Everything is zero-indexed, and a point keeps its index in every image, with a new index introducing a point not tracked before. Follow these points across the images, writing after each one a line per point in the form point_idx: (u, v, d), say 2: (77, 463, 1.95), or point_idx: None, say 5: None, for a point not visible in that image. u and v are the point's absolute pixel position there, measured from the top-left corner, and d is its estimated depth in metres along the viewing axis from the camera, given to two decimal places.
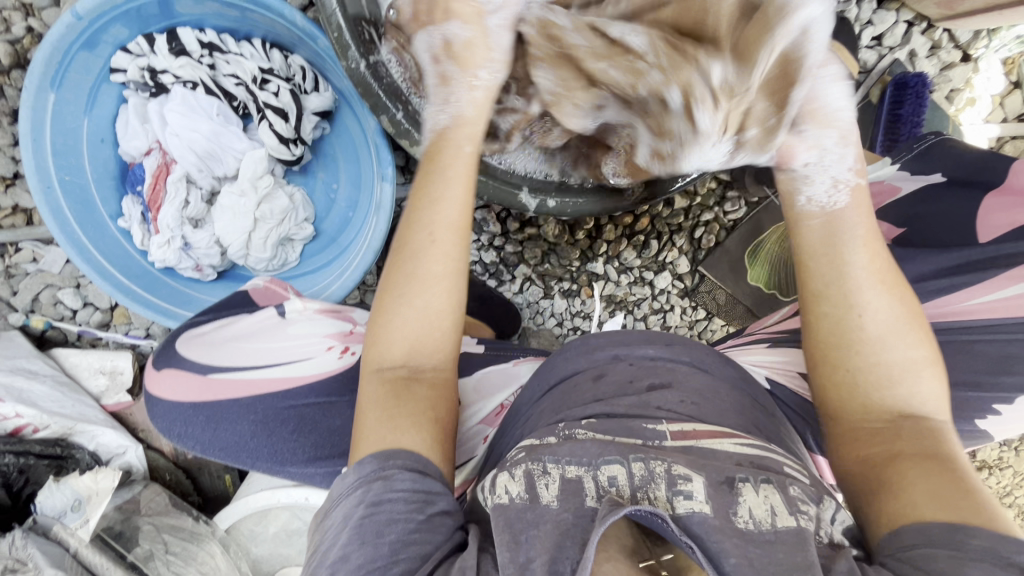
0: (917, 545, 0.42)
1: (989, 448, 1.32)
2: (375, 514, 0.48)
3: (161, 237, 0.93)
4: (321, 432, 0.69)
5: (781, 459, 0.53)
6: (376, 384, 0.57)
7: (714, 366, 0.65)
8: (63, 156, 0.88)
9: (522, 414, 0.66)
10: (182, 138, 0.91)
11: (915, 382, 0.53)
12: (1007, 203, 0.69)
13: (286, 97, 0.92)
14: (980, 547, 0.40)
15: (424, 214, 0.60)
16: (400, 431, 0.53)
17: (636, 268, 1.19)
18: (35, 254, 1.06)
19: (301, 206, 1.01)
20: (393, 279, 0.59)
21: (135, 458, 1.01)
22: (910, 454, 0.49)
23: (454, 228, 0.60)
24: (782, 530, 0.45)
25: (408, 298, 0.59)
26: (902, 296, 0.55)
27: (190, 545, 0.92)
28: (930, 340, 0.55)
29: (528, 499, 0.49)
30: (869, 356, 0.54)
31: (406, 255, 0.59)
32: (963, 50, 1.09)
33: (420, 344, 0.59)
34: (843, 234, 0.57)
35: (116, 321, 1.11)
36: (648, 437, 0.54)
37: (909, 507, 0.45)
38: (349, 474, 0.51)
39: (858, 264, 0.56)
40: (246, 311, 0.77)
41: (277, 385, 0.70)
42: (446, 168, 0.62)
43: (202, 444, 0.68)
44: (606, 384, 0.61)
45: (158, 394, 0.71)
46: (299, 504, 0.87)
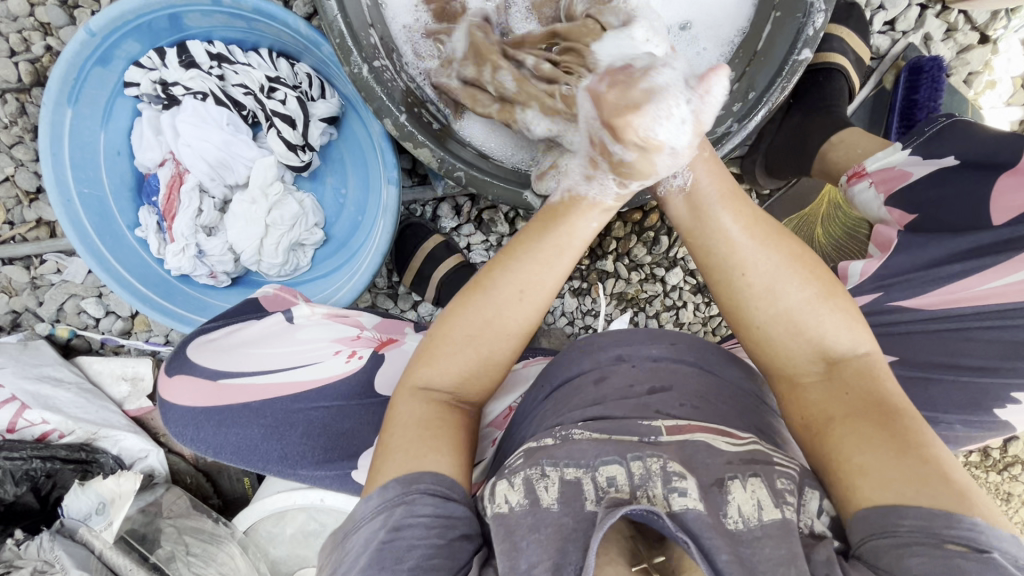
0: (864, 540, 0.44)
1: (1022, 442, 1.27)
2: (396, 540, 0.49)
3: (177, 245, 0.95)
4: (330, 435, 0.70)
5: (767, 451, 0.53)
6: (418, 404, 0.58)
7: (719, 365, 0.64)
8: (81, 169, 0.91)
9: (525, 416, 0.66)
10: (194, 148, 0.93)
11: (818, 321, 0.56)
12: (1017, 183, 0.66)
13: (293, 105, 0.93)
14: (913, 528, 0.43)
15: (524, 272, 0.59)
16: (435, 455, 0.54)
17: (647, 265, 1.18)
18: (58, 265, 1.10)
19: (310, 211, 1.02)
20: (468, 313, 0.60)
21: (156, 462, 1.02)
22: (841, 417, 0.52)
23: (548, 294, 0.61)
24: (768, 523, 0.46)
25: (475, 339, 0.60)
26: (779, 240, 0.57)
27: (210, 546, 0.95)
28: (819, 273, 0.57)
29: (528, 504, 0.49)
30: (766, 311, 0.57)
31: (487, 297, 0.60)
32: (981, 32, 1.05)
33: (471, 377, 0.61)
34: (706, 201, 0.59)
35: (136, 329, 1.14)
36: (644, 432, 0.54)
37: (854, 490, 0.47)
38: (370, 498, 0.52)
39: (730, 227, 0.58)
40: (254, 318, 0.78)
41: (286, 388, 0.71)
42: (565, 231, 0.61)
43: (214, 449, 0.68)
44: (607, 386, 0.60)
45: (170, 399, 0.72)
46: (315, 504, 0.88)
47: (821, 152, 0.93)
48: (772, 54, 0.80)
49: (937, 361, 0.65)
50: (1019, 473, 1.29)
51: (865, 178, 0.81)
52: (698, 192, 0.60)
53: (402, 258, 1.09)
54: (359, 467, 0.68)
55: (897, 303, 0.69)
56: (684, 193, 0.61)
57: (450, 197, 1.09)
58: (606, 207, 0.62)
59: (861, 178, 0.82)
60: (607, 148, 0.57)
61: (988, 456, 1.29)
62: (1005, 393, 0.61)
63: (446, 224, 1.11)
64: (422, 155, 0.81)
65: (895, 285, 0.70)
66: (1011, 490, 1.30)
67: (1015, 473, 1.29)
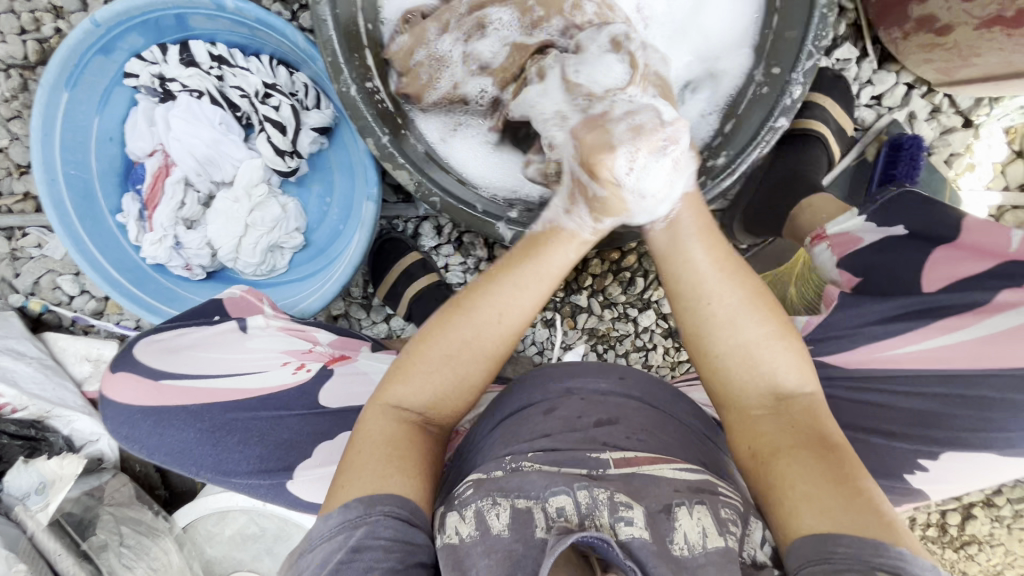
0: (802, 564, 0.46)
1: (979, 522, 1.27)
2: (353, 561, 0.49)
3: (154, 235, 0.97)
4: (267, 445, 0.66)
5: (714, 482, 0.54)
6: (385, 421, 0.59)
7: (667, 402, 0.65)
8: (71, 152, 0.93)
9: (472, 443, 0.66)
10: (184, 143, 0.95)
11: (767, 359, 0.57)
12: (957, 257, 0.68)
13: (286, 112, 0.95)
14: (846, 555, 0.45)
15: (501, 293, 0.60)
16: (401, 476, 0.55)
17: (621, 304, 1.20)
18: (40, 240, 1.11)
19: (293, 216, 1.04)
20: (441, 333, 0.60)
21: (108, 447, 1.02)
22: (787, 447, 0.53)
23: (526, 316, 0.60)
24: (711, 551, 0.46)
25: (450, 357, 0.60)
26: (744, 277, 0.59)
27: (145, 539, 0.92)
28: (776, 312, 0.59)
29: (479, 533, 0.48)
30: (725, 346, 0.58)
31: (463, 319, 0.60)
32: (964, 116, 1.08)
33: (445, 398, 0.61)
34: (684, 230, 0.61)
35: (109, 311, 1.15)
36: (593, 466, 0.54)
37: (794, 518, 0.49)
38: (330, 515, 0.52)
39: (698, 258, 0.59)
40: (203, 322, 0.77)
41: (230, 395, 0.69)
42: (545, 260, 0.61)
43: (149, 450, 0.65)
44: (556, 418, 0.60)
45: (112, 397, 0.68)
46: (257, 508, 0.94)
47: (790, 215, 0.95)
48: (751, 116, 0.84)
49: (855, 424, 0.66)
50: (973, 554, 1.28)
51: (825, 240, 0.84)
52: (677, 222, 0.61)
53: (378, 271, 1.12)
54: (295, 479, 0.64)
55: (830, 356, 0.70)
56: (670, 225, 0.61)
57: (433, 217, 1.11)
58: (584, 241, 0.63)
59: (822, 240, 0.84)
60: (585, 189, 0.60)
61: (945, 532, 1.29)
62: (913, 459, 0.64)
63: (426, 243, 1.13)
64: (400, 176, 0.81)
65: (829, 342, 0.71)
66: (965, 570, 1.29)
67: (971, 553, 1.28)
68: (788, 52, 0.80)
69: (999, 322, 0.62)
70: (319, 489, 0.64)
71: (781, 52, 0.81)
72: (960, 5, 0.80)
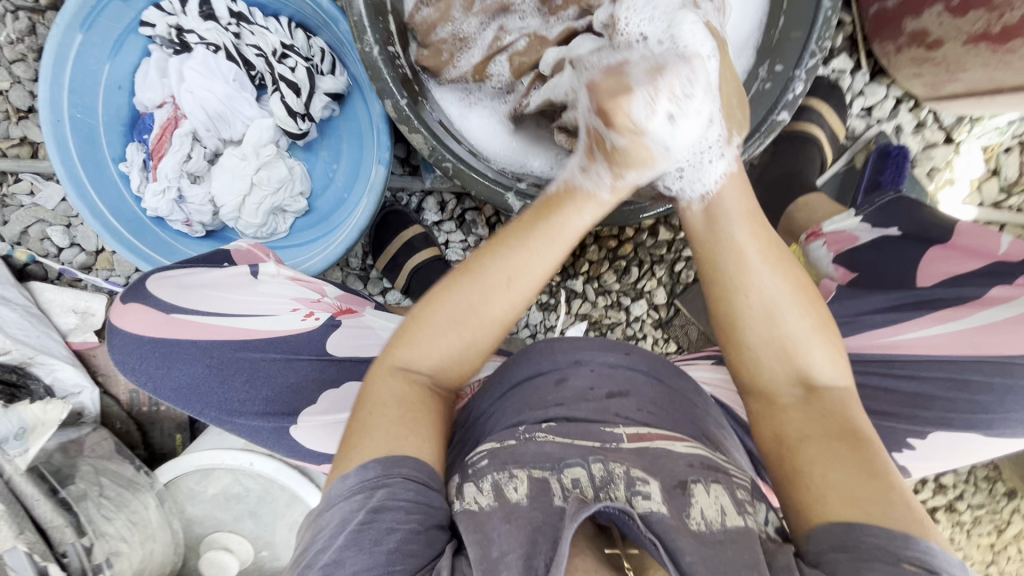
0: (823, 549, 0.46)
1: (942, 524, 1.32)
2: (373, 523, 0.48)
3: (158, 185, 0.96)
4: (272, 387, 0.67)
5: (727, 466, 0.56)
6: (395, 384, 0.57)
7: (672, 377, 0.68)
8: (79, 95, 0.92)
9: (482, 413, 0.67)
10: (196, 95, 0.95)
11: (807, 352, 0.58)
12: (949, 256, 0.74)
13: (302, 74, 0.96)
14: (874, 545, 0.44)
15: (517, 255, 0.57)
16: (415, 441, 0.53)
17: (615, 292, 1.22)
18: (33, 187, 1.09)
19: (298, 179, 1.04)
20: (453, 295, 0.58)
21: (89, 401, 1.01)
22: (817, 436, 0.53)
23: (539, 281, 0.59)
24: (731, 529, 0.48)
25: (458, 321, 0.58)
26: (787, 267, 0.59)
27: (126, 491, 0.90)
28: (818, 306, 0.59)
29: (496, 501, 0.50)
30: (767, 336, 0.58)
31: (476, 281, 0.58)
32: (946, 132, 1.15)
33: (453, 363, 0.59)
34: (723, 214, 0.62)
35: (98, 266, 1.13)
36: (606, 439, 0.57)
37: (818, 505, 0.49)
38: (349, 476, 0.51)
39: (743, 245, 0.60)
40: (215, 266, 0.77)
41: (236, 334, 0.69)
42: (558, 218, 0.59)
43: (154, 382, 0.67)
44: (567, 388, 0.63)
45: (121, 326, 0.69)
46: (244, 468, 0.92)
47: (788, 212, 1.01)
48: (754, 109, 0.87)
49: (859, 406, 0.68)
50: None
51: (820, 238, 0.87)
52: (717, 205, 0.62)
53: (379, 242, 1.13)
54: (298, 424, 0.67)
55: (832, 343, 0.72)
56: (707, 205, 0.63)
57: (437, 192, 1.12)
58: (600, 202, 0.61)
59: (817, 238, 0.87)
60: (604, 141, 0.58)
61: None
62: (902, 438, 0.67)
63: (429, 218, 1.15)
64: (415, 140, 0.83)
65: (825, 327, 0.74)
66: None
67: None
68: (791, 49, 0.84)
69: (988, 315, 0.66)
70: (318, 437, 0.67)
71: (785, 49, 0.85)
72: (951, 20, 0.85)
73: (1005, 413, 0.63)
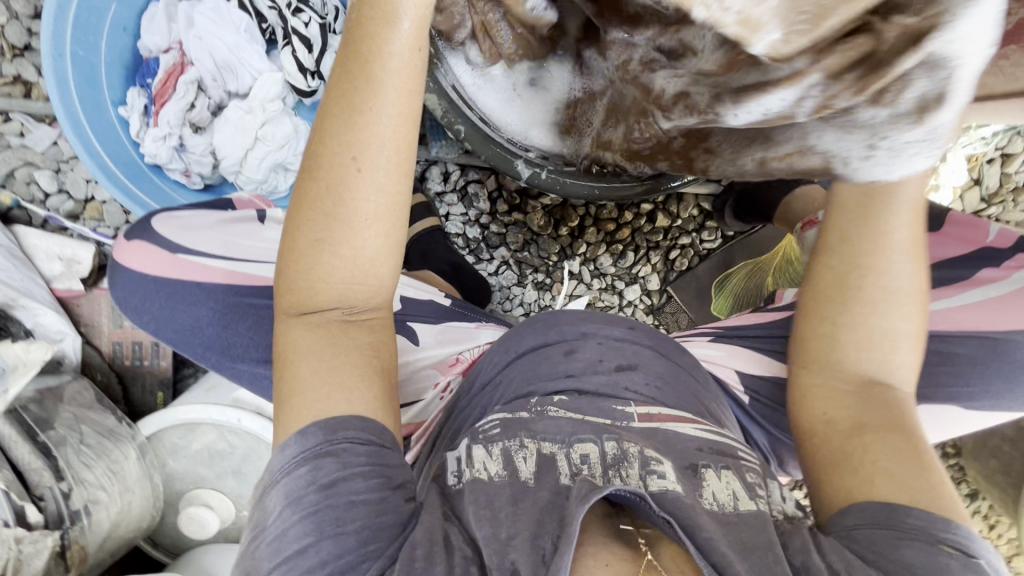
0: (861, 525, 0.52)
1: None
2: (330, 497, 0.47)
3: (159, 132, 0.93)
4: (277, 335, 0.65)
5: (733, 445, 0.59)
6: (306, 331, 0.53)
7: (675, 353, 0.71)
8: (83, 31, 0.89)
9: (488, 380, 0.68)
10: (206, 42, 0.94)
11: (893, 353, 0.62)
12: (938, 243, 0.78)
13: (315, 31, 0.95)
14: (916, 526, 0.50)
15: (342, 143, 0.49)
16: (346, 390, 0.51)
17: (609, 276, 1.24)
18: (23, 128, 1.06)
19: (302, 138, 1.01)
20: (307, 216, 0.51)
21: (71, 348, 0.98)
22: (875, 425, 0.59)
23: (388, 150, 0.50)
24: (744, 513, 0.51)
25: (326, 242, 0.51)
26: (917, 269, 0.60)
27: (106, 441, 0.87)
28: (921, 313, 0.62)
29: (506, 475, 0.52)
30: (869, 326, 0.61)
31: (319, 191, 0.50)
32: None
33: (352, 286, 0.54)
34: (878, 200, 0.56)
35: (86, 215, 1.10)
36: (617, 416, 0.58)
37: (868, 486, 0.55)
38: (287, 447, 0.50)
39: (891, 234, 0.58)
40: (221, 209, 0.72)
41: (243, 280, 0.67)
42: (375, 64, 0.47)
43: (156, 323, 0.66)
44: (578, 360, 0.64)
45: (125, 263, 0.68)
46: (231, 424, 0.90)
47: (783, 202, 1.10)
48: None
49: None
50: None
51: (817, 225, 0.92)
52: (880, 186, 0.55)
53: None
54: None
55: None
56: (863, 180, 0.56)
57: (442, 162, 1.13)
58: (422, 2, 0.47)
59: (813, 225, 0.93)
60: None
61: None
62: None
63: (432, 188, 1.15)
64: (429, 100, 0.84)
65: None
66: None
67: None
68: None
69: (982, 292, 0.72)
70: None
71: None
72: None
73: (982, 387, 0.68)
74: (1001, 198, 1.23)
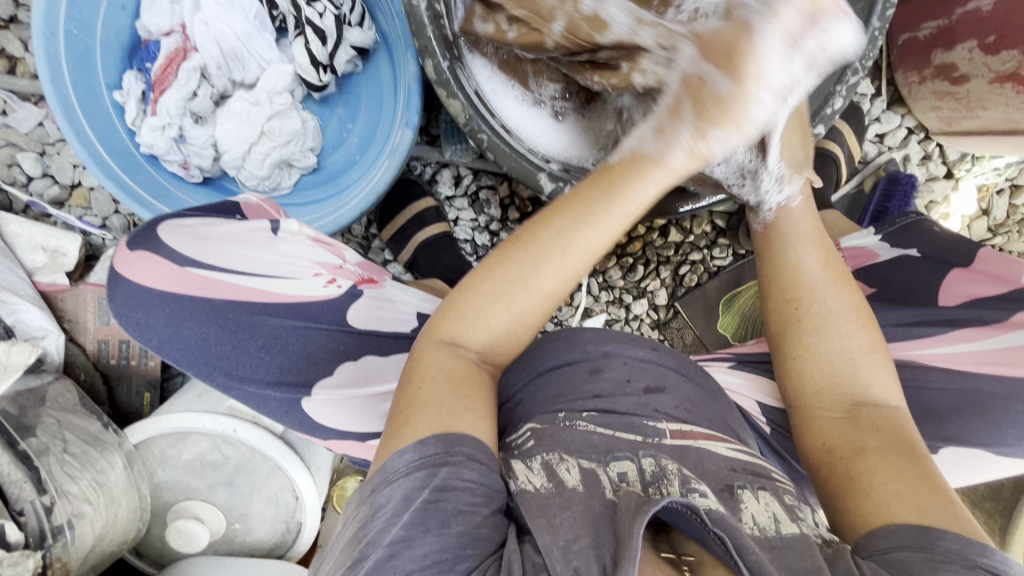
0: (893, 548, 0.46)
1: None
2: (442, 502, 0.44)
3: (157, 121, 0.88)
4: (290, 354, 0.63)
5: (765, 466, 0.57)
6: (444, 360, 0.53)
7: (698, 377, 0.68)
8: (78, 8, 0.83)
9: (506, 402, 0.64)
10: (211, 28, 0.88)
11: (862, 368, 0.62)
12: (969, 280, 0.81)
13: (330, 22, 0.89)
14: (950, 549, 0.45)
15: (569, 229, 0.52)
16: (471, 416, 0.49)
17: (618, 288, 1.22)
18: (5, 106, 0.98)
19: (310, 134, 0.97)
20: (500, 270, 0.53)
21: (54, 347, 0.92)
22: (874, 447, 0.56)
23: (589, 257, 0.53)
24: (787, 535, 0.46)
25: (506, 297, 0.53)
26: (846, 286, 0.66)
27: (92, 450, 0.83)
28: (871, 327, 0.64)
29: (552, 486, 0.47)
30: (825, 347, 0.63)
31: (522, 255, 0.53)
32: (948, 168, 1.19)
33: (500, 340, 0.55)
34: (787, 233, 0.69)
35: (72, 202, 1.04)
36: (648, 433, 0.56)
37: (878, 510, 0.50)
38: (403, 454, 0.46)
39: (802, 261, 0.67)
40: (233, 218, 0.69)
41: (257, 296, 0.64)
42: (618, 193, 0.53)
43: (159, 341, 0.61)
44: (602, 379, 0.61)
45: (127, 276, 0.61)
46: (224, 435, 0.86)
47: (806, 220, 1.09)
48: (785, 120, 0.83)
49: None
50: None
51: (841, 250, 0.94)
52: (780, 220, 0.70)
53: (387, 210, 1.09)
54: (314, 397, 0.62)
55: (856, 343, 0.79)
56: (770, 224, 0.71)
57: (454, 165, 1.09)
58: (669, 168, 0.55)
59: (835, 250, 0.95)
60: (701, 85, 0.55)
61: None
62: None
63: (441, 191, 1.11)
64: (452, 106, 0.77)
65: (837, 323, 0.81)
66: None
67: None
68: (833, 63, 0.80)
69: (1011, 337, 0.72)
70: (335, 412, 0.62)
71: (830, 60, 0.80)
72: (983, 57, 0.88)
73: (1007, 430, 0.68)
74: (1007, 229, 1.21)
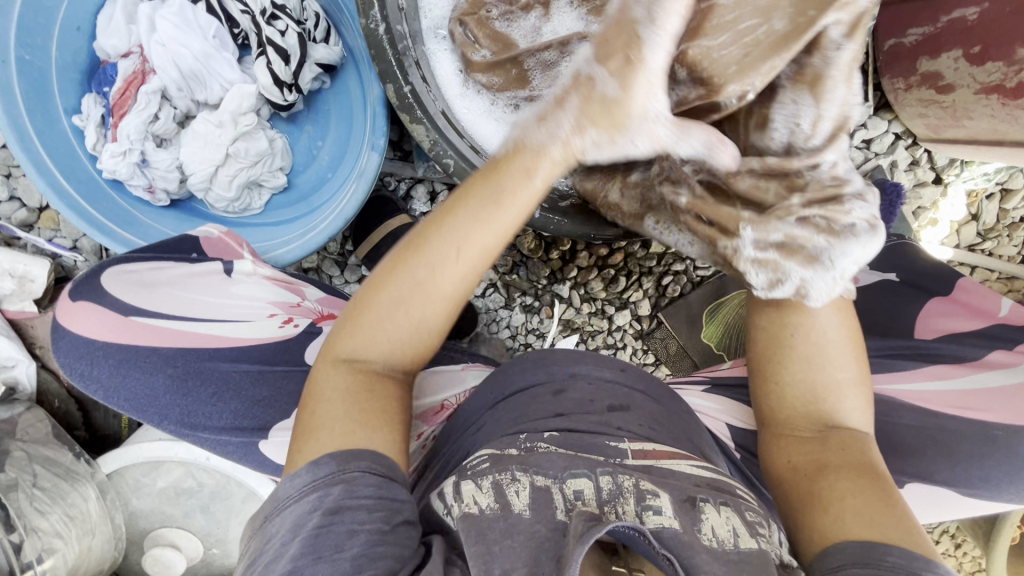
0: (844, 566, 0.46)
1: None
2: (332, 526, 0.44)
3: (118, 146, 0.85)
4: (244, 399, 0.64)
5: (730, 483, 0.54)
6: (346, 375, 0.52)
7: (667, 399, 0.67)
8: (30, 33, 0.80)
9: (469, 424, 0.64)
10: (169, 49, 0.85)
11: (845, 399, 0.58)
12: (946, 311, 0.81)
13: (292, 39, 0.86)
14: (897, 565, 0.45)
15: (463, 226, 0.51)
16: (369, 429, 0.50)
17: (600, 299, 1.20)
18: None
19: (279, 153, 0.96)
20: (394, 276, 0.52)
21: (24, 375, 0.93)
22: (839, 466, 0.55)
23: (485, 257, 0.52)
24: (746, 551, 0.45)
25: (402, 305, 0.52)
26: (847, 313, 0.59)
27: (63, 482, 0.82)
28: (862, 358, 0.59)
29: (500, 507, 0.46)
30: (814, 375, 0.58)
31: (418, 257, 0.52)
32: (937, 173, 1.16)
33: (405, 350, 0.54)
34: None
35: (42, 224, 1.02)
36: (611, 453, 0.53)
37: (835, 526, 0.50)
38: (298, 475, 0.47)
39: None
40: (182, 259, 0.71)
41: (205, 342, 0.66)
42: (508, 202, 0.51)
43: (104, 391, 0.62)
44: (566, 400, 0.60)
45: (67, 326, 0.63)
46: (199, 463, 0.86)
47: None
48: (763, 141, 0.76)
49: None
50: None
51: None
52: None
53: (360, 227, 1.07)
54: (268, 440, 0.63)
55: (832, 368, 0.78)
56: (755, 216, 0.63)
57: (428, 181, 1.07)
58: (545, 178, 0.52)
59: None
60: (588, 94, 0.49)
61: None
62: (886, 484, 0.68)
63: (417, 207, 1.09)
64: (416, 131, 0.75)
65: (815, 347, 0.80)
66: None
67: None
68: None
69: (981, 378, 0.72)
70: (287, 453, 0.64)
71: None
72: (968, 67, 0.86)
73: (979, 459, 0.66)
74: (996, 234, 1.19)
